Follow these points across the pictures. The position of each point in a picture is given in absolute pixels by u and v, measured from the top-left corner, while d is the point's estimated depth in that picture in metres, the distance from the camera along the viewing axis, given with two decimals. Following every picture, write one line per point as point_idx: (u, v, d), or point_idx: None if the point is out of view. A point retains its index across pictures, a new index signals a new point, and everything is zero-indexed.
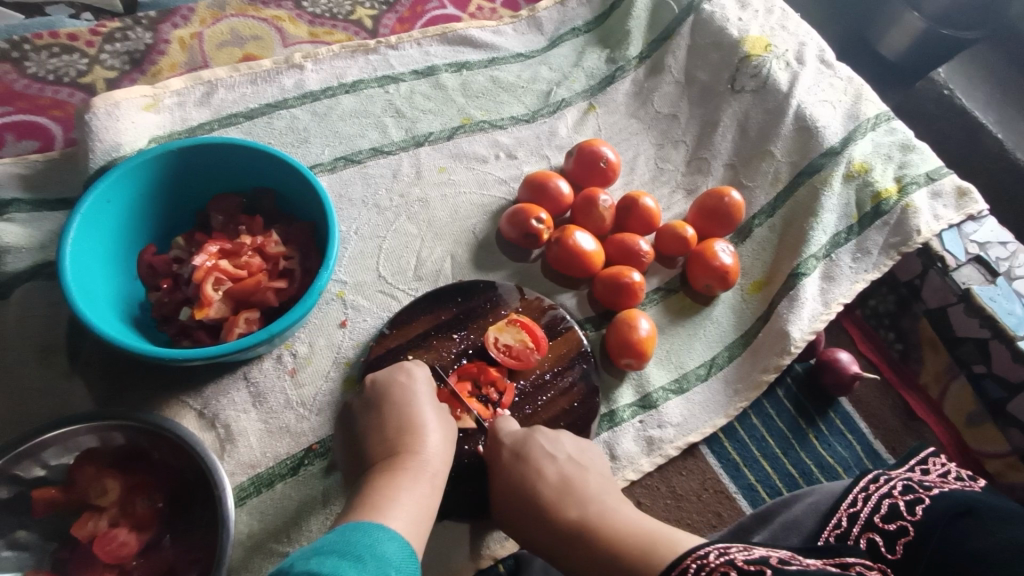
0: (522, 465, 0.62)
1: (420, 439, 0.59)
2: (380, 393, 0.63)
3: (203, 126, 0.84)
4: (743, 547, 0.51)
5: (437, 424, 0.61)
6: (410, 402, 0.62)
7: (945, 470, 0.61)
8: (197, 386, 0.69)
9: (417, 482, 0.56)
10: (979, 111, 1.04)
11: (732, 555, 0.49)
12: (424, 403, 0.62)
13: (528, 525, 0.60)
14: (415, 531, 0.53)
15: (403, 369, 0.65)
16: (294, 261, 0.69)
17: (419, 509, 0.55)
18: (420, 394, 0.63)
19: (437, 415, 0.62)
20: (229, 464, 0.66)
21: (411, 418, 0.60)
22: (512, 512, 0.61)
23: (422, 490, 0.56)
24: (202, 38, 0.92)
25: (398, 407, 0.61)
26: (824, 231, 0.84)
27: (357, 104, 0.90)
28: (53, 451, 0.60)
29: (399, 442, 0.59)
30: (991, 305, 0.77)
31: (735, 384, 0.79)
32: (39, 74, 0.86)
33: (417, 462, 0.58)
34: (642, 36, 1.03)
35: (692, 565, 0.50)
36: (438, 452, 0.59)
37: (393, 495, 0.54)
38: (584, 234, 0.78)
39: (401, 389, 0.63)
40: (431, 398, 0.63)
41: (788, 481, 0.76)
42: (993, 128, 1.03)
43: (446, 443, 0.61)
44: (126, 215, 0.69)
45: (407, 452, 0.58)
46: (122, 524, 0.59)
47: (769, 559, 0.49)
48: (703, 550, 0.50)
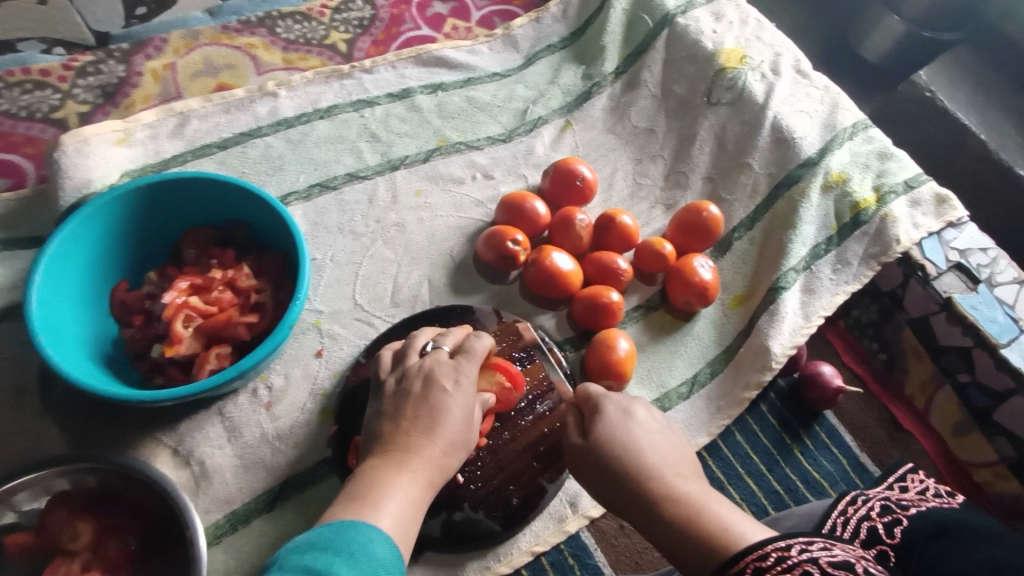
0: (610, 418, 0.59)
1: (436, 440, 0.54)
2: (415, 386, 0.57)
3: (176, 158, 0.83)
4: (823, 544, 0.45)
5: (461, 425, 0.56)
6: (443, 409, 0.55)
7: (924, 486, 0.59)
8: (171, 422, 0.68)
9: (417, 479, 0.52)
10: (960, 112, 1.04)
11: (816, 553, 0.44)
12: (455, 404, 0.56)
13: (598, 483, 0.57)
14: (401, 532, 0.49)
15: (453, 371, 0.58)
16: (266, 294, 0.68)
17: (409, 511, 0.50)
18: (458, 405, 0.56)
19: (465, 416, 0.56)
20: (203, 502, 0.65)
21: (432, 418, 0.55)
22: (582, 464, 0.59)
23: (418, 491, 0.52)
24: (175, 69, 0.92)
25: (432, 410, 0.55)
26: (803, 242, 0.84)
27: (331, 130, 0.90)
28: (26, 495, 0.59)
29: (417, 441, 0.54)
30: (972, 313, 0.76)
31: (717, 401, 0.78)
32: (12, 111, 0.85)
33: (422, 461, 0.53)
34: (618, 51, 1.03)
35: (773, 553, 0.44)
36: (448, 456, 0.55)
37: (388, 493, 0.50)
38: (561, 254, 0.78)
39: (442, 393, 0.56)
40: (470, 394, 0.57)
41: (774, 498, 0.75)
42: (974, 130, 1.03)
43: (458, 452, 0.56)
44: (96, 253, 0.69)
45: (417, 449, 0.53)
46: (93, 568, 0.58)
47: (855, 565, 0.43)
48: (785, 541, 0.45)
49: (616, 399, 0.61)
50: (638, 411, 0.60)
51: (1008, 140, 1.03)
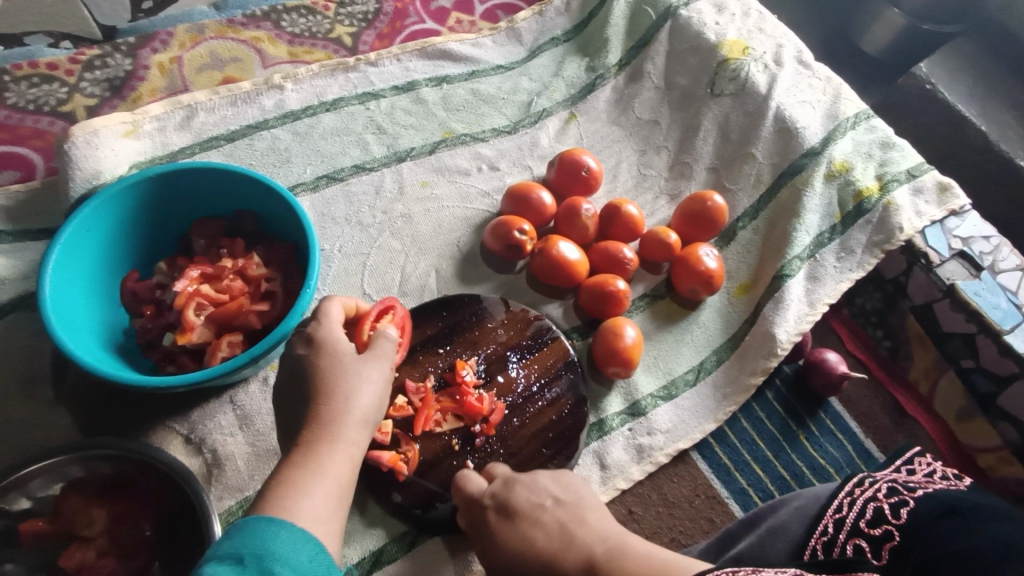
0: (499, 528, 0.57)
1: (328, 408, 0.52)
2: (299, 365, 0.55)
3: (184, 150, 0.84)
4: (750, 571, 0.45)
5: (353, 386, 0.53)
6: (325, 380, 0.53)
7: (931, 470, 0.60)
8: (184, 411, 0.68)
9: (324, 456, 0.50)
10: (961, 104, 1.05)
11: None
12: (334, 368, 0.54)
13: None
14: (322, 515, 0.47)
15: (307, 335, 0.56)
16: (276, 282, 0.69)
17: (323, 491, 0.48)
18: (334, 364, 0.54)
19: (358, 376, 0.54)
20: (216, 489, 0.65)
21: (312, 390, 0.53)
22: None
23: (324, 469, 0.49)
24: (181, 62, 0.92)
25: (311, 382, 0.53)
26: (807, 231, 0.84)
27: (338, 122, 0.91)
28: (39, 482, 0.59)
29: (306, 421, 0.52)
30: (976, 299, 0.77)
31: (724, 388, 0.79)
32: (20, 104, 0.86)
33: (315, 438, 0.51)
34: (621, 43, 1.04)
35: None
36: (344, 424, 0.52)
37: (291, 480, 0.48)
38: (567, 244, 0.79)
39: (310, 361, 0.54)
40: (349, 354, 0.55)
41: (780, 484, 0.76)
42: (975, 121, 1.04)
43: (361, 405, 0.53)
44: (107, 243, 0.69)
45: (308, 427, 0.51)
46: (110, 554, 0.59)
47: None
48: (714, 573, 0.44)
49: (492, 497, 0.60)
50: (514, 497, 0.59)
51: (1008, 131, 1.03)
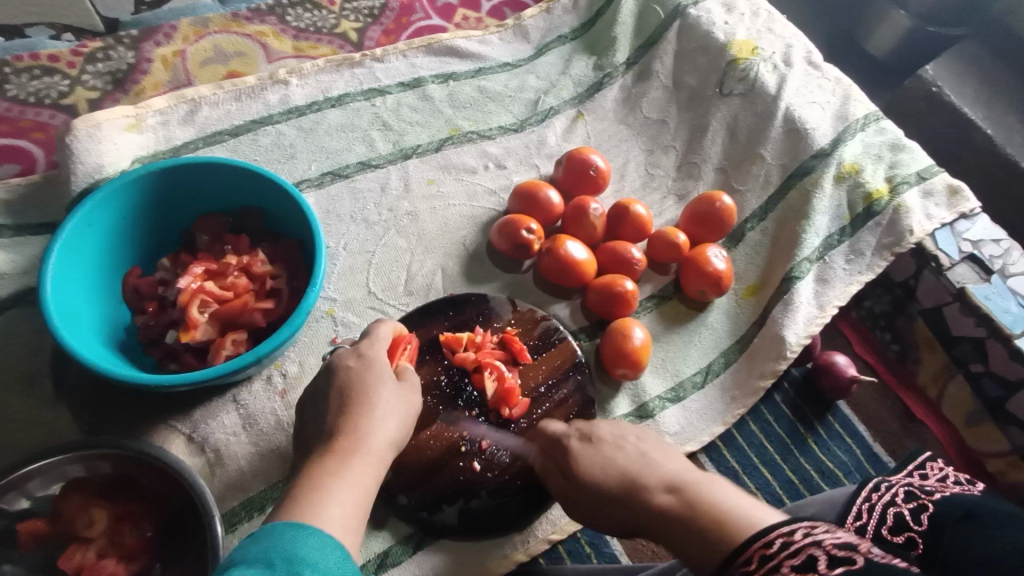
0: (579, 450, 0.58)
1: (365, 422, 0.54)
2: (342, 374, 0.57)
3: (188, 144, 0.83)
4: (830, 527, 0.41)
5: (390, 407, 0.56)
6: (361, 387, 0.56)
7: (943, 474, 0.56)
8: (186, 409, 0.67)
9: (357, 467, 0.51)
10: (966, 107, 1.04)
11: (819, 536, 0.40)
12: (376, 385, 0.56)
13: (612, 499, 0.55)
14: (348, 524, 0.47)
15: (354, 352, 0.59)
16: (281, 280, 0.68)
17: (352, 499, 0.49)
18: (370, 376, 0.57)
19: (390, 394, 0.57)
20: (219, 488, 0.64)
21: (352, 401, 0.55)
22: (578, 500, 0.58)
23: (356, 477, 0.50)
24: (185, 56, 0.91)
25: (345, 390, 0.56)
26: (816, 233, 0.84)
27: (343, 118, 0.90)
28: (39, 481, 0.57)
29: (339, 425, 0.54)
30: (986, 302, 0.76)
31: (732, 391, 0.78)
32: (20, 96, 0.84)
33: (350, 448, 0.52)
34: (629, 42, 1.03)
35: (777, 539, 0.41)
36: (377, 438, 0.54)
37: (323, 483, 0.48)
38: (575, 243, 0.78)
39: (349, 372, 0.57)
40: (390, 375, 0.58)
41: (789, 487, 0.75)
42: (982, 125, 1.03)
43: (393, 422, 0.55)
44: (109, 238, 0.67)
45: (342, 435, 0.53)
46: (110, 555, 0.57)
47: (862, 543, 0.39)
48: (788, 526, 0.41)
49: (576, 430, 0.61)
50: (599, 433, 0.59)
51: (1015, 135, 1.03)
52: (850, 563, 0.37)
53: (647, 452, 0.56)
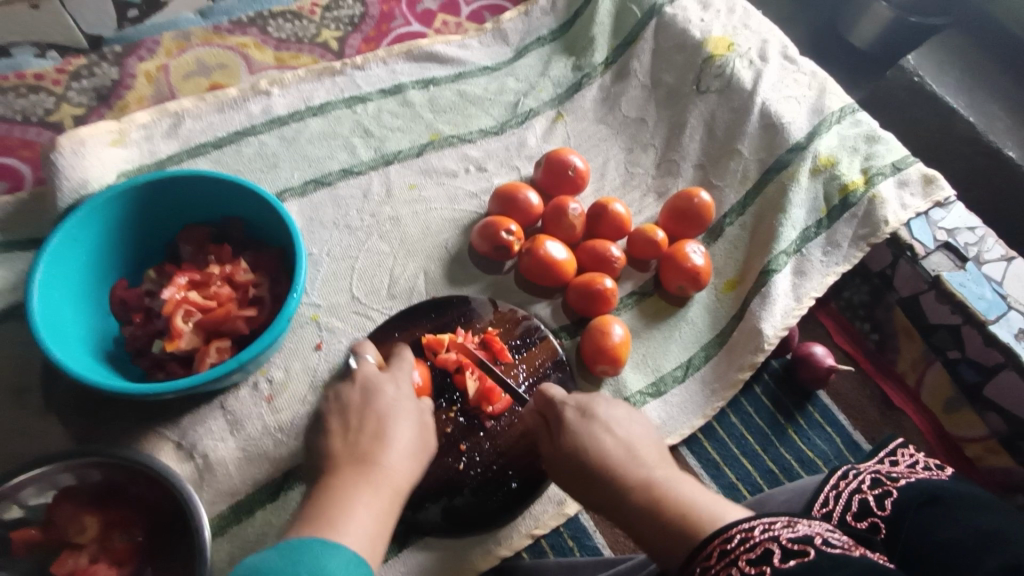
0: (572, 422, 0.58)
1: (392, 452, 0.55)
2: (377, 400, 0.59)
3: (172, 157, 0.84)
4: (786, 522, 0.43)
5: (412, 442, 0.57)
6: (391, 413, 0.58)
7: (914, 461, 0.57)
8: (174, 417, 0.68)
9: (379, 498, 0.52)
10: (949, 96, 1.05)
11: (777, 532, 0.42)
12: (405, 415, 0.58)
13: (584, 483, 0.55)
14: (370, 546, 0.49)
15: (391, 379, 0.62)
16: (263, 288, 0.69)
17: (376, 524, 0.50)
18: (401, 405, 0.59)
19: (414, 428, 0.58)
20: (207, 493, 0.65)
21: (385, 428, 0.57)
22: (563, 469, 0.58)
23: (381, 503, 0.52)
24: (167, 69, 0.92)
25: (378, 414, 0.58)
26: (793, 226, 0.85)
27: (325, 126, 0.91)
28: (30, 491, 0.58)
29: (368, 450, 0.55)
30: (961, 290, 0.77)
31: (712, 384, 0.79)
32: (7, 115, 0.86)
33: (379, 473, 0.54)
34: (607, 42, 1.04)
35: (736, 536, 0.43)
36: (402, 466, 0.55)
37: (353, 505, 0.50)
38: (555, 243, 0.79)
39: (384, 399, 0.59)
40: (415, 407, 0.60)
41: (770, 477, 0.76)
42: (964, 113, 1.04)
43: (415, 458, 0.57)
44: (94, 252, 0.69)
45: (372, 461, 0.54)
46: (102, 560, 0.59)
47: (814, 539, 0.42)
48: (748, 523, 0.43)
49: (574, 401, 0.61)
50: (597, 410, 0.59)
51: (997, 123, 1.04)
52: (802, 557, 0.40)
53: (633, 444, 0.56)
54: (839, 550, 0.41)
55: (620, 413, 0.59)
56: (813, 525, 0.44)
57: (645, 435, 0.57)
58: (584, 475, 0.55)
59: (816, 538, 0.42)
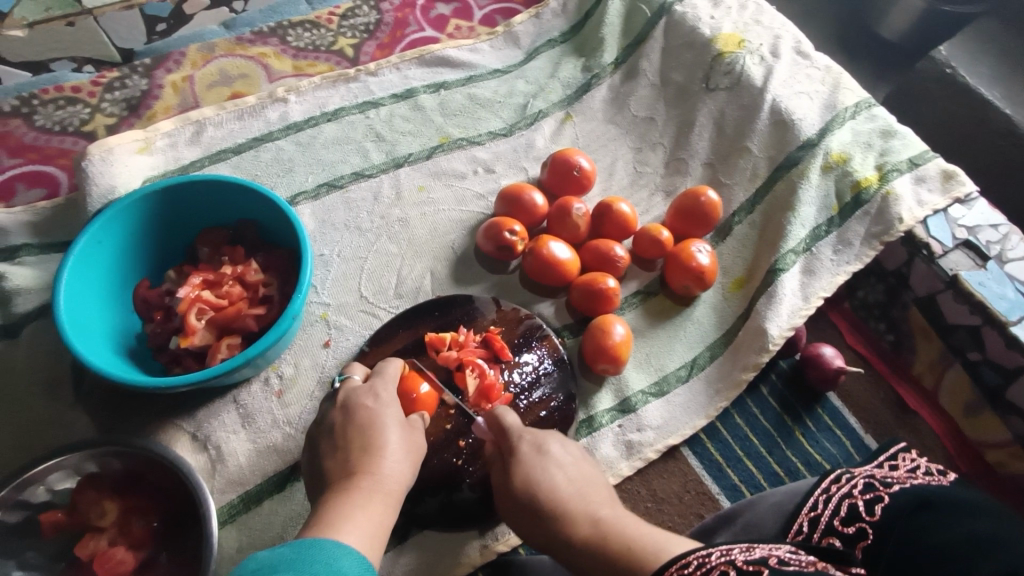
0: (526, 458, 0.62)
1: (381, 459, 0.59)
2: (361, 414, 0.62)
3: (194, 163, 0.89)
4: (743, 547, 0.46)
5: (400, 447, 0.60)
6: (376, 424, 0.61)
7: (915, 465, 0.59)
8: (190, 410, 0.72)
9: (375, 504, 0.56)
10: (982, 87, 0.99)
11: (734, 556, 0.45)
12: (389, 423, 0.61)
13: (529, 519, 0.59)
14: (369, 548, 0.53)
15: (370, 391, 0.64)
16: (272, 287, 0.72)
17: (375, 526, 0.54)
18: (385, 415, 0.62)
19: (400, 434, 0.61)
20: (219, 483, 0.69)
21: (373, 438, 0.60)
22: (512, 510, 0.60)
23: (377, 507, 0.56)
24: (192, 80, 0.97)
25: (362, 428, 0.61)
26: (802, 224, 0.83)
27: (338, 131, 0.94)
28: (59, 475, 0.63)
29: (357, 462, 0.58)
30: (980, 289, 0.75)
31: (716, 384, 0.78)
32: (47, 126, 0.92)
33: (371, 482, 0.57)
34: (617, 42, 1.04)
35: (692, 562, 0.45)
36: (396, 471, 0.59)
37: (348, 511, 0.54)
38: (558, 243, 0.80)
39: (366, 412, 0.62)
40: (397, 417, 0.63)
41: (774, 480, 0.75)
42: (999, 105, 0.98)
43: (407, 460, 0.61)
44: (118, 254, 0.73)
45: (363, 470, 0.58)
46: (120, 543, 0.63)
47: (768, 560, 0.45)
48: (704, 550, 0.46)
49: (530, 435, 0.64)
50: (551, 447, 0.63)
51: None
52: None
53: (582, 481, 0.60)
54: (793, 567, 0.44)
55: (573, 451, 0.64)
56: (771, 548, 0.46)
57: (592, 475, 0.62)
58: (530, 510, 0.59)
59: (770, 559, 0.45)
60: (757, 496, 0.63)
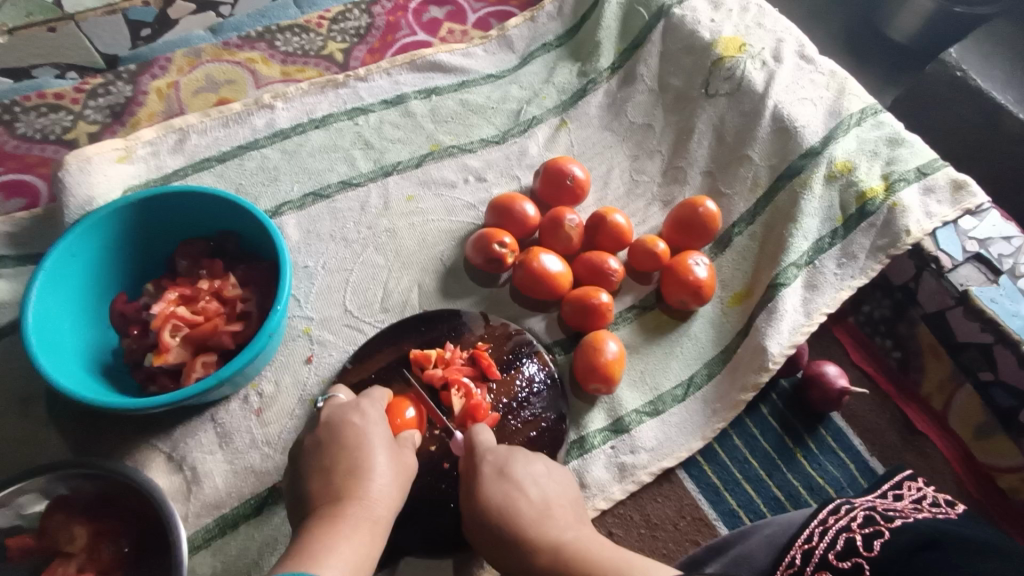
0: (488, 481, 0.60)
1: (368, 482, 0.56)
2: (347, 433, 0.60)
3: (177, 172, 0.86)
4: None
5: (387, 470, 0.58)
6: (362, 444, 0.59)
7: (921, 495, 0.56)
8: (166, 429, 0.70)
9: (359, 530, 0.53)
10: (996, 91, 0.95)
11: None
12: (377, 444, 0.59)
13: (492, 544, 0.58)
14: None
15: (357, 408, 0.62)
16: (251, 302, 0.70)
17: (360, 555, 0.51)
18: (371, 434, 0.60)
19: (386, 458, 0.59)
20: (194, 506, 0.66)
21: (360, 460, 0.58)
22: (477, 535, 0.59)
23: (362, 536, 0.53)
24: (178, 86, 0.95)
25: (348, 449, 0.58)
26: (805, 236, 0.80)
27: (326, 139, 0.92)
28: (31, 497, 0.61)
29: (344, 485, 0.56)
30: (992, 306, 0.71)
31: (713, 404, 0.75)
32: (28, 134, 0.90)
33: (357, 508, 0.54)
34: (614, 46, 1.01)
35: None
36: (384, 495, 0.56)
37: (331, 542, 0.51)
38: (550, 256, 0.77)
39: (353, 430, 0.60)
40: (383, 437, 0.60)
41: (774, 505, 0.72)
42: (1013, 109, 0.93)
43: (395, 483, 0.58)
44: (93, 267, 0.71)
45: (349, 497, 0.55)
46: (89, 570, 0.60)
47: None
48: None
49: (493, 455, 0.62)
50: (515, 469, 0.61)
51: None
52: None
53: (549, 501, 0.59)
54: None
55: (538, 467, 0.62)
56: None
57: (562, 491, 0.61)
58: (493, 536, 0.58)
59: None
60: (738, 531, 0.61)
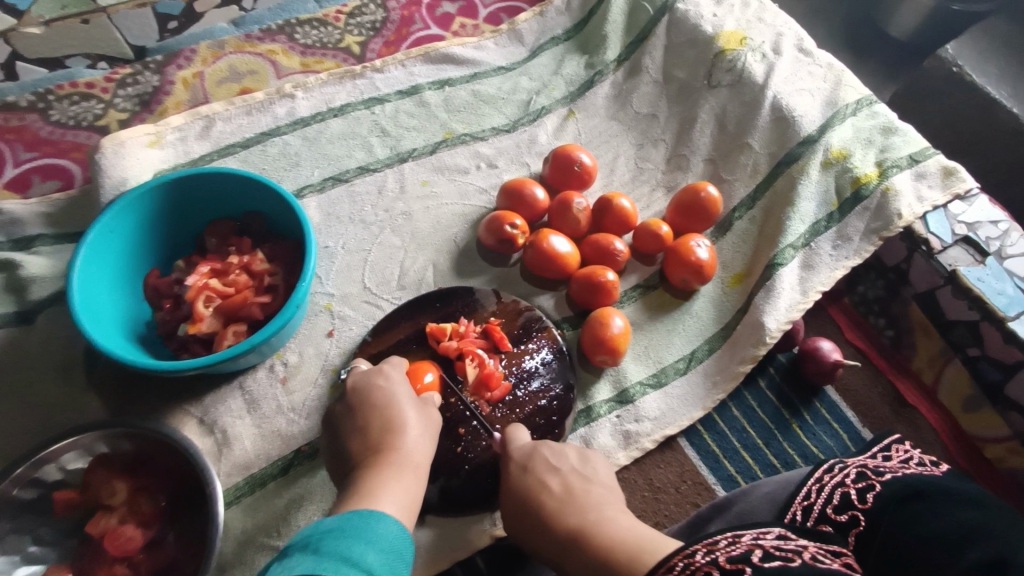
0: (515, 478, 0.65)
1: (400, 436, 0.60)
2: (376, 394, 0.64)
3: (203, 158, 0.91)
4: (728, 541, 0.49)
5: (417, 426, 0.62)
6: (390, 404, 0.63)
7: (908, 455, 0.60)
8: (198, 396, 0.74)
9: (402, 476, 0.58)
10: (989, 85, 0.98)
11: (716, 555, 0.47)
12: (404, 402, 0.63)
13: (529, 529, 0.61)
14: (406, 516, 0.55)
15: (380, 372, 0.66)
16: (278, 277, 0.74)
17: (409, 502, 0.56)
18: (398, 394, 0.64)
19: (413, 415, 0.63)
20: (225, 466, 0.71)
21: (392, 418, 0.62)
22: (515, 524, 0.63)
23: (408, 480, 0.58)
24: (203, 76, 0.99)
25: (379, 409, 0.62)
26: (801, 219, 0.84)
27: (344, 126, 0.96)
28: (70, 456, 0.65)
29: (380, 440, 0.60)
30: (978, 285, 0.75)
31: (713, 376, 0.79)
32: (62, 120, 0.94)
33: (398, 457, 0.59)
34: (620, 39, 1.05)
35: (679, 563, 0.48)
36: (418, 446, 0.61)
37: (383, 484, 0.56)
38: (559, 237, 0.81)
39: (381, 392, 0.64)
40: (409, 398, 0.64)
41: (770, 471, 0.76)
42: (1007, 103, 0.97)
43: (427, 435, 0.63)
44: (128, 244, 0.75)
45: (387, 449, 0.59)
46: (129, 521, 0.64)
47: (750, 556, 0.47)
48: (690, 548, 0.49)
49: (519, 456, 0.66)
50: (537, 461, 0.65)
51: None
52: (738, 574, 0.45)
53: (573, 488, 0.62)
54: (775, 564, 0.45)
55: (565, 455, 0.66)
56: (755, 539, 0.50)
57: (590, 477, 0.64)
58: (530, 522, 0.61)
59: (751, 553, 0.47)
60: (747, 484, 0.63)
